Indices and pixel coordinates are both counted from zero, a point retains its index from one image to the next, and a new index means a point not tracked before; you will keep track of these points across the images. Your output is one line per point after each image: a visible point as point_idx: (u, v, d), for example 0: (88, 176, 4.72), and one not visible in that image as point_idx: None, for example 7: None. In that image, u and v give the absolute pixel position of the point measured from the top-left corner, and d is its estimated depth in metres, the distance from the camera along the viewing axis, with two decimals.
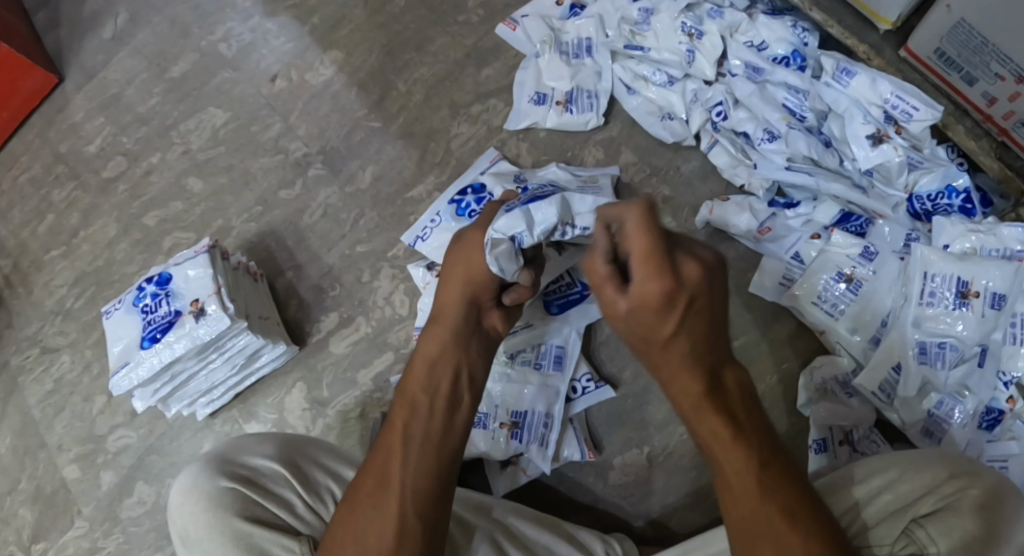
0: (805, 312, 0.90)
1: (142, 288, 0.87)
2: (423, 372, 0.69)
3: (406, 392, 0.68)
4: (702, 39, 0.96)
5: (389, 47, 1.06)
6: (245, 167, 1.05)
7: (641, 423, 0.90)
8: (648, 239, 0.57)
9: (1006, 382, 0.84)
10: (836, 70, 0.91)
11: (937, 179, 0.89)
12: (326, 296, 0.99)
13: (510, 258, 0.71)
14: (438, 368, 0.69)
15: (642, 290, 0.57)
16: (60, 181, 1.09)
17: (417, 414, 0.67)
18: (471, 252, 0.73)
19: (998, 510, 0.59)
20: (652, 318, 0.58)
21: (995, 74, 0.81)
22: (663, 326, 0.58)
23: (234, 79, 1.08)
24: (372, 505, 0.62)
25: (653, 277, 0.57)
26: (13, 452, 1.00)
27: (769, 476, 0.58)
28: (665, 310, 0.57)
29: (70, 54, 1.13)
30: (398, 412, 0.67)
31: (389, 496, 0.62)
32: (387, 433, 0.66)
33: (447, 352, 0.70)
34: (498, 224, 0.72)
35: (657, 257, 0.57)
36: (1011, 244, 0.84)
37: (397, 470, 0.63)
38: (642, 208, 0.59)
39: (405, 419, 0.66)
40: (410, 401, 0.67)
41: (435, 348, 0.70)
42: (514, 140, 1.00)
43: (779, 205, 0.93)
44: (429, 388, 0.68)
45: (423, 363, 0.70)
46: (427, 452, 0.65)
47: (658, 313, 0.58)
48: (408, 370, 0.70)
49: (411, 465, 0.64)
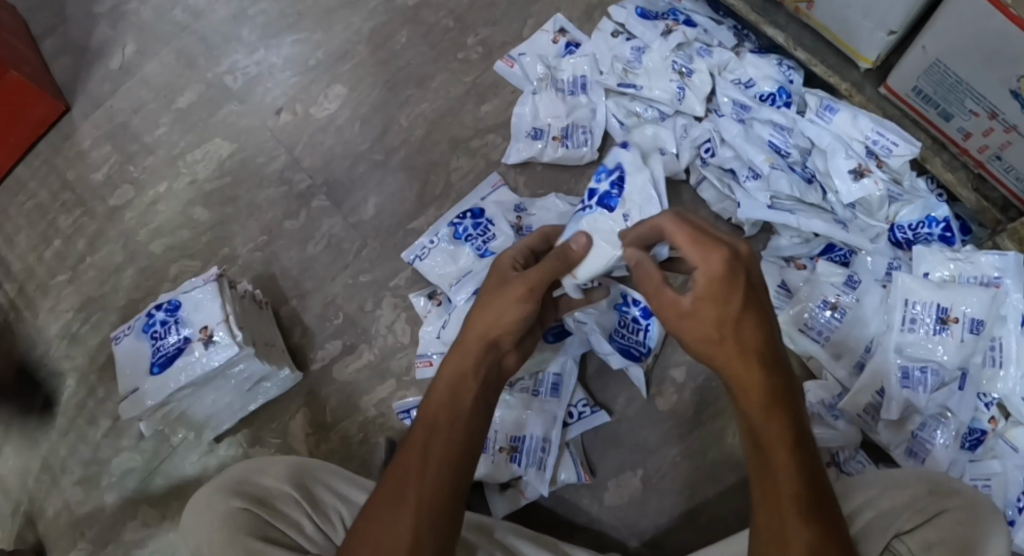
0: (793, 339, 0.93)
1: (152, 315, 0.90)
2: (444, 391, 0.65)
3: (423, 413, 0.66)
4: (692, 76, 1.00)
5: (391, 82, 1.10)
6: (251, 198, 1.08)
7: (636, 446, 0.94)
8: (686, 225, 0.61)
9: (988, 403, 0.89)
10: (819, 107, 0.96)
11: (917, 210, 0.94)
12: (330, 323, 1.02)
13: (522, 389, 0.92)
14: (459, 390, 0.66)
15: (704, 266, 0.59)
16: (67, 208, 1.12)
17: (438, 433, 0.64)
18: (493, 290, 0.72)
19: (976, 525, 0.62)
20: (714, 288, 0.58)
21: (969, 110, 0.85)
22: (731, 311, 0.58)
23: (240, 112, 1.12)
24: (393, 497, 0.61)
25: (706, 269, 0.59)
26: (16, 474, 1.02)
27: (797, 494, 0.57)
28: (729, 285, 0.58)
29: (78, 84, 1.17)
30: (416, 430, 0.65)
31: (405, 510, 0.60)
32: (406, 450, 0.64)
33: (475, 370, 0.67)
34: (517, 390, 0.92)
35: (707, 242, 0.59)
36: (988, 271, 0.89)
37: (415, 485, 0.61)
38: (670, 214, 0.62)
39: (425, 437, 0.64)
40: (430, 421, 0.65)
41: (466, 361, 0.67)
42: (513, 174, 1.04)
43: (615, 201, 0.77)
44: (450, 409, 0.65)
45: (444, 381, 0.66)
46: (444, 472, 0.62)
47: (724, 295, 0.58)
48: (431, 387, 0.67)
49: (429, 479, 0.62)
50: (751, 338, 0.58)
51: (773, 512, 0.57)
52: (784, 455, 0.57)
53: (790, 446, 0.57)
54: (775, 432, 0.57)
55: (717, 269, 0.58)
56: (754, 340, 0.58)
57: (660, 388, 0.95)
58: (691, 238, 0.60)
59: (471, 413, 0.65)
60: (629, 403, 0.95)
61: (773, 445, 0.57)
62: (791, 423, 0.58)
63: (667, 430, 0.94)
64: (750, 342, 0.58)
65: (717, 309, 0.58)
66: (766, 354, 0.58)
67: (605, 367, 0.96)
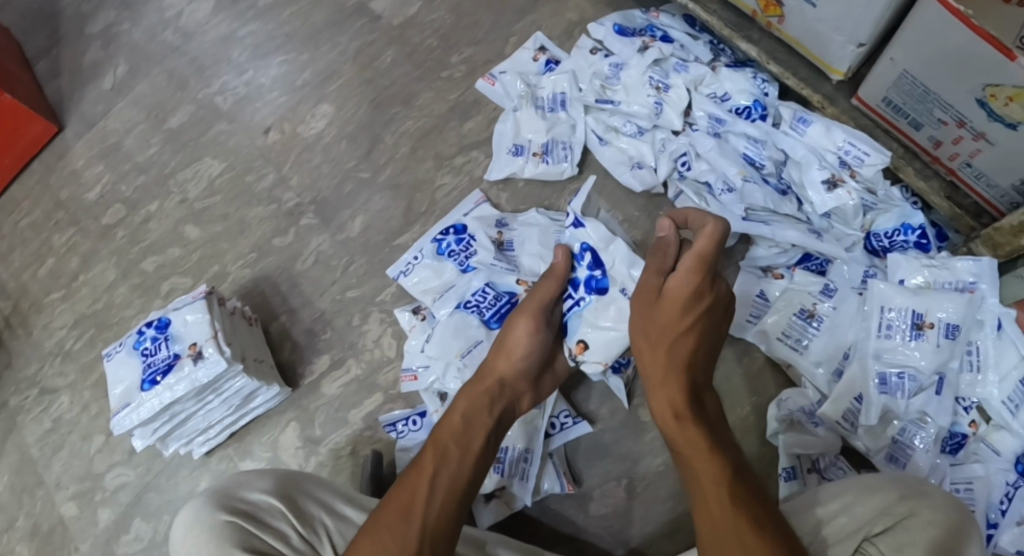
0: (772, 347, 0.95)
1: (143, 332, 0.92)
2: (460, 421, 0.75)
3: (439, 438, 0.74)
4: (669, 91, 1.03)
5: (376, 101, 1.12)
6: (241, 216, 1.10)
7: (620, 455, 0.95)
8: (705, 242, 0.77)
9: (967, 407, 0.90)
10: (793, 120, 1.00)
11: (893, 218, 0.97)
12: (318, 338, 1.03)
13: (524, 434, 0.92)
14: (472, 423, 0.76)
15: (676, 282, 0.77)
16: (60, 227, 1.14)
17: (448, 462, 0.71)
18: (510, 343, 0.83)
19: (943, 526, 0.64)
20: (676, 302, 0.76)
21: (938, 119, 0.87)
22: (676, 326, 0.76)
23: (229, 131, 1.14)
24: (400, 513, 0.66)
25: (690, 275, 0.76)
26: (11, 490, 1.03)
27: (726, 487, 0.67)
28: (694, 301, 0.76)
29: (70, 104, 1.19)
30: (428, 452, 0.72)
31: (412, 528, 0.65)
32: (416, 466, 0.70)
33: (488, 411, 0.78)
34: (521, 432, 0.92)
35: (706, 263, 0.76)
36: (963, 277, 0.90)
37: (422, 502, 0.67)
38: (720, 223, 0.78)
39: (436, 461, 0.71)
40: (442, 447, 0.72)
41: (480, 398, 0.79)
42: (495, 190, 1.06)
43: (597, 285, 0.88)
44: (462, 441, 0.73)
45: (461, 413, 0.76)
46: (452, 494, 0.69)
47: (683, 306, 0.76)
48: (443, 420, 0.76)
49: (437, 499, 0.68)
50: (683, 352, 0.76)
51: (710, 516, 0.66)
52: (705, 461, 0.69)
53: (709, 455, 0.70)
54: (690, 439, 0.71)
55: (691, 289, 0.76)
56: (684, 355, 0.76)
57: (643, 399, 0.97)
58: (700, 248, 0.77)
59: (481, 446, 0.74)
60: (612, 414, 0.97)
61: (696, 453, 0.70)
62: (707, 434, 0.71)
63: (651, 439, 0.96)
64: (678, 357, 0.76)
65: (678, 311, 0.76)
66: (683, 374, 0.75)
67: (588, 379, 0.98)
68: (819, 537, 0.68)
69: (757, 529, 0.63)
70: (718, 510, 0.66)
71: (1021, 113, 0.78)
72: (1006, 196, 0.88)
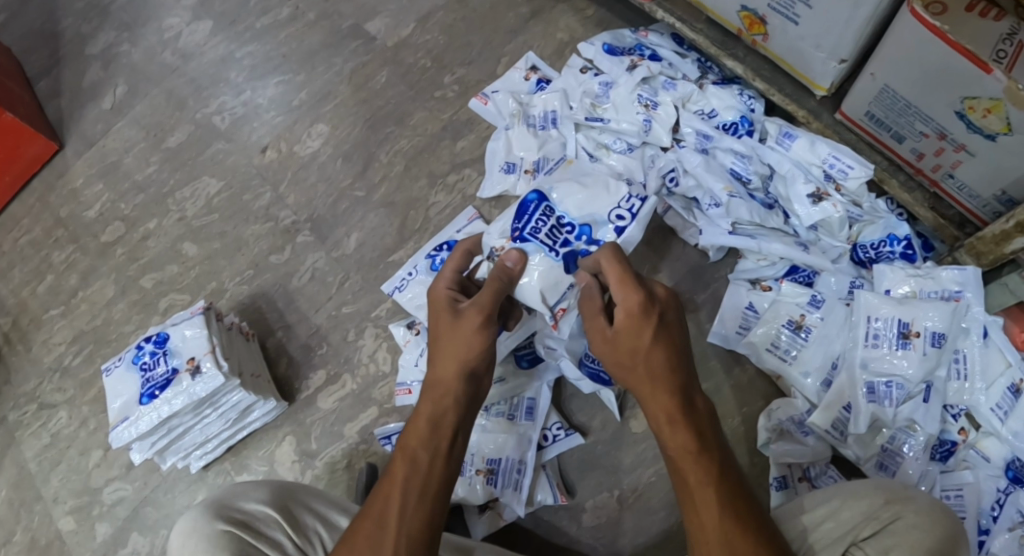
0: (761, 358, 0.97)
1: (141, 346, 0.94)
2: (428, 426, 0.70)
3: (407, 443, 0.70)
4: (657, 109, 1.05)
5: (371, 120, 1.15)
6: (237, 233, 1.12)
7: (612, 468, 0.97)
8: (618, 266, 0.72)
9: (956, 415, 0.92)
10: (779, 135, 1.02)
11: (879, 229, 0.99)
12: (314, 354, 1.05)
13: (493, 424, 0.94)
14: (440, 424, 0.71)
15: (625, 306, 0.71)
16: (60, 244, 1.15)
17: (418, 468, 0.68)
18: (449, 326, 0.74)
19: (929, 529, 0.65)
20: (631, 324, 0.70)
21: (920, 132, 0.89)
22: (642, 337, 0.70)
23: (227, 150, 1.16)
24: (377, 522, 0.66)
25: (622, 293, 0.71)
26: (9, 505, 1.04)
27: (724, 493, 0.65)
28: (644, 319, 0.70)
29: (71, 123, 1.21)
30: (397, 461, 0.69)
31: (386, 539, 0.64)
32: (388, 478, 0.69)
33: (456, 405, 0.72)
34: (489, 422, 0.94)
35: (629, 276, 0.71)
36: (949, 286, 0.92)
37: (395, 512, 0.66)
38: (611, 253, 0.73)
39: (405, 472, 0.68)
40: (411, 456, 0.69)
41: (443, 401, 0.72)
42: (488, 206, 1.08)
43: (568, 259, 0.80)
44: (430, 443, 0.70)
45: (426, 416, 0.71)
46: (423, 502, 0.67)
47: (639, 322, 0.70)
48: (409, 425, 0.72)
49: (408, 507, 0.66)
50: (666, 359, 0.70)
51: (698, 515, 0.65)
52: (691, 464, 0.67)
53: (694, 457, 0.67)
54: (678, 440, 0.68)
55: (642, 311, 0.70)
56: (661, 364, 0.70)
57: (634, 410, 0.98)
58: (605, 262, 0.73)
59: (451, 445, 0.70)
60: (603, 426, 0.99)
61: (685, 456, 0.67)
62: (693, 435, 0.68)
63: (643, 450, 0.97)
64: (666, 371, 0.70)
65: (633, 337, 0.70)
66: (667, 380, 0.70)
67: (580, 392, 1.00)
68: (805, 544, 0.69)
69: (745, 532, 0.63)
70: (707, 513, 0.65)
71: (999, 124, 0.80)
72: (988, 205, 0.89)
